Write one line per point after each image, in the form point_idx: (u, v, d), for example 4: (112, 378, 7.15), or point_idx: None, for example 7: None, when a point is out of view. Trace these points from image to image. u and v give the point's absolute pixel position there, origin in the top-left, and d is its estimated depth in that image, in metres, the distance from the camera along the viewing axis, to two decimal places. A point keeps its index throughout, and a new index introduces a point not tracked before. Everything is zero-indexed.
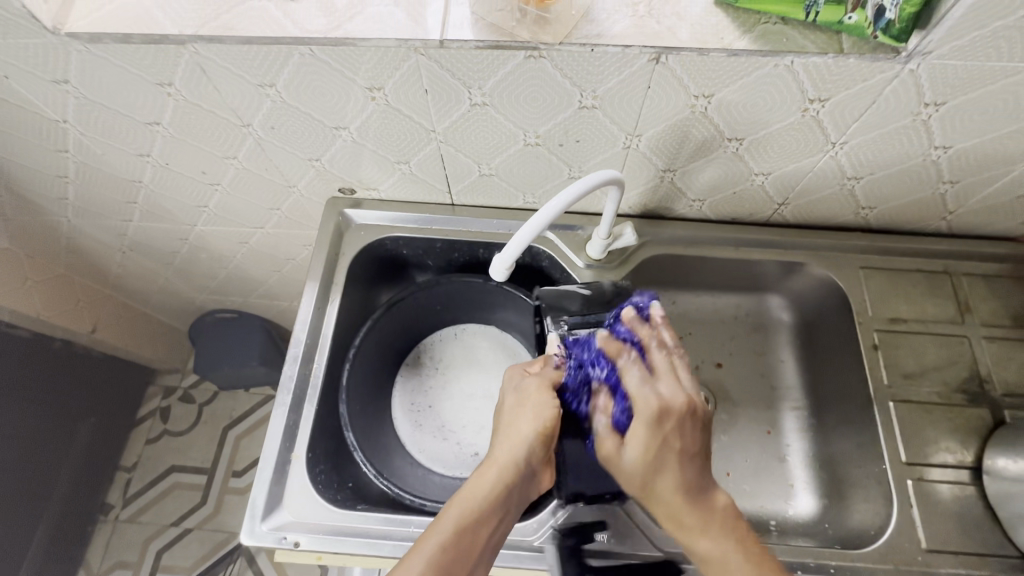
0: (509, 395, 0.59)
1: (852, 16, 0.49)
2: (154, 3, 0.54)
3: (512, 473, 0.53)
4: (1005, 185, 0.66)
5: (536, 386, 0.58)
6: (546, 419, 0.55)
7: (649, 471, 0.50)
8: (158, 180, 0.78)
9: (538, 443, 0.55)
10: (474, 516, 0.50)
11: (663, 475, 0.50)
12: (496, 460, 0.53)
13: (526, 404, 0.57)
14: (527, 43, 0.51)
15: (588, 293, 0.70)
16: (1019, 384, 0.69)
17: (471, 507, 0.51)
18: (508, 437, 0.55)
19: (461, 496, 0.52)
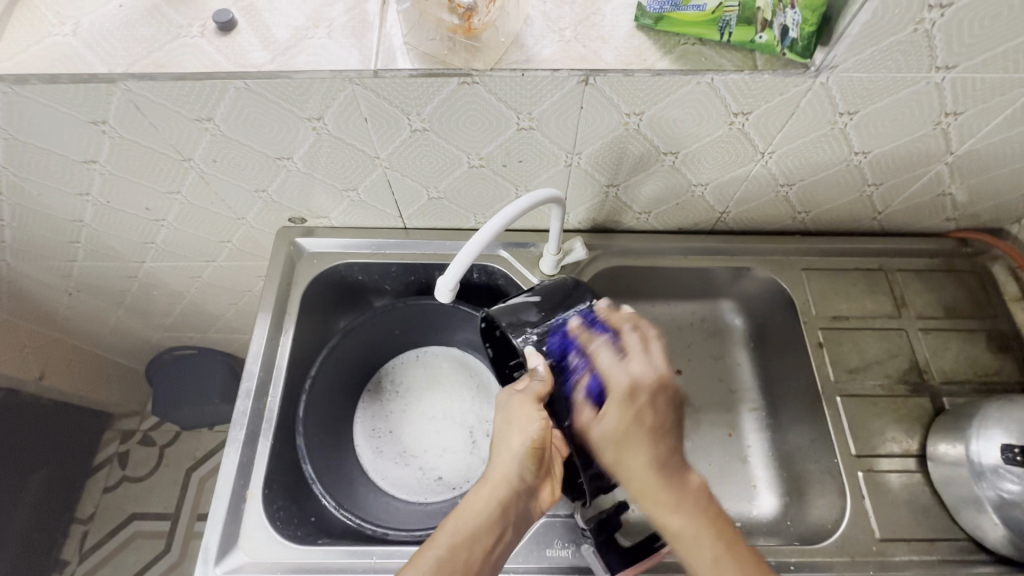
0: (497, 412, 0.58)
1: (762, 36, 0.52)
2: (83, 43, 0.53)
3: (505, 491, 0.53)
4: (923, 185, 0.70)
5: (521, 402, 0.56)
6: (535, 434, 0.54)
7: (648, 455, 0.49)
8: (101, 219, 0.76)
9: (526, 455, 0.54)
10: (466, 535, 0.50)
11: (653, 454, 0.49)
12: (488, 477, 0.54)
13: (513, 420, 0.55)
14: (460, 70, 0.52)
15: (538, 298, 0.62)
16: (955, 372, 0.73)
17: (467, 524, 0.51)
18: (498, 458, 0.54)
19: (454, 514, 0.52)
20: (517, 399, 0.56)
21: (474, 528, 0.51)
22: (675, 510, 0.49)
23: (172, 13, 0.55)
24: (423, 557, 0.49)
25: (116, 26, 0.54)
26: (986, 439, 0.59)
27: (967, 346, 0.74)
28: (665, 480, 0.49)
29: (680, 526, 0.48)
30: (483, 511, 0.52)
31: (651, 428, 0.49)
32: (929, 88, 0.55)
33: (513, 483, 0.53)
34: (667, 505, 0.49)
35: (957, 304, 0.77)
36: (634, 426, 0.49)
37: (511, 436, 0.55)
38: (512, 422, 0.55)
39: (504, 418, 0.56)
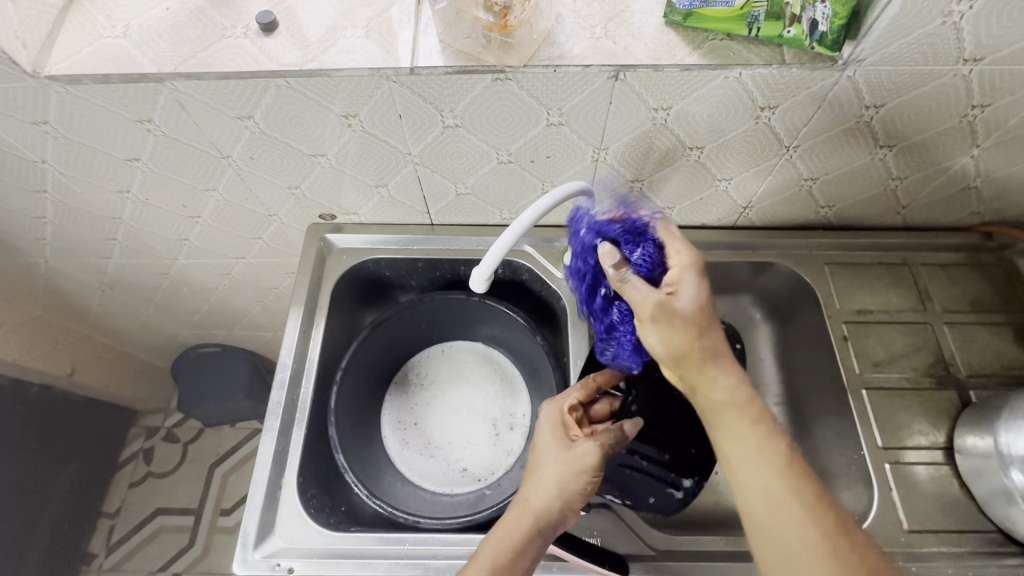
0: (551, 436, 0.59)
1: (790, 31, 0.53)
2: (131, 44, 0.55)
3: (543, 526, 0.54)
4: (950, 179, 0.70)
5: (589, 450, 0.56)
6: (586, 484, 0.55)
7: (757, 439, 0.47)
8: (139, 216, 0.79)
9: (575, 497, 0.55)
10: (502, 566, 0.52)
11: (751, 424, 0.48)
12: (526, 505, 0.55)
13: (566, 461, 0.56)
14: (493, 67, 0.54)
15: None
16: (981, 365, 0.73)
17: (506, 550, 0.52)
18: (541, 489, 0.55)
19: (496, 542, 0.53)
20: (586, 444, 0.56)
21: (513, 559, 0.52)
22: (757, 492, 0.46)
23: (216, 15, 0.57)
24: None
25: (163, 28, 0.56)
26: (1015, 430, 0.60)
27: (993, 340, 0.74)
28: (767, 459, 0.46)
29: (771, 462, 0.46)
30: (521, 542, 0.53)
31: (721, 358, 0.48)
32: (956, 80, 0.56)
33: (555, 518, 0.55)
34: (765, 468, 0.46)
35: (983, 298, 0.77)
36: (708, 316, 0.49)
37: (564, 475, 0.55)
38: (570, 462, 0.56)
39: (558, 451, 0.57)
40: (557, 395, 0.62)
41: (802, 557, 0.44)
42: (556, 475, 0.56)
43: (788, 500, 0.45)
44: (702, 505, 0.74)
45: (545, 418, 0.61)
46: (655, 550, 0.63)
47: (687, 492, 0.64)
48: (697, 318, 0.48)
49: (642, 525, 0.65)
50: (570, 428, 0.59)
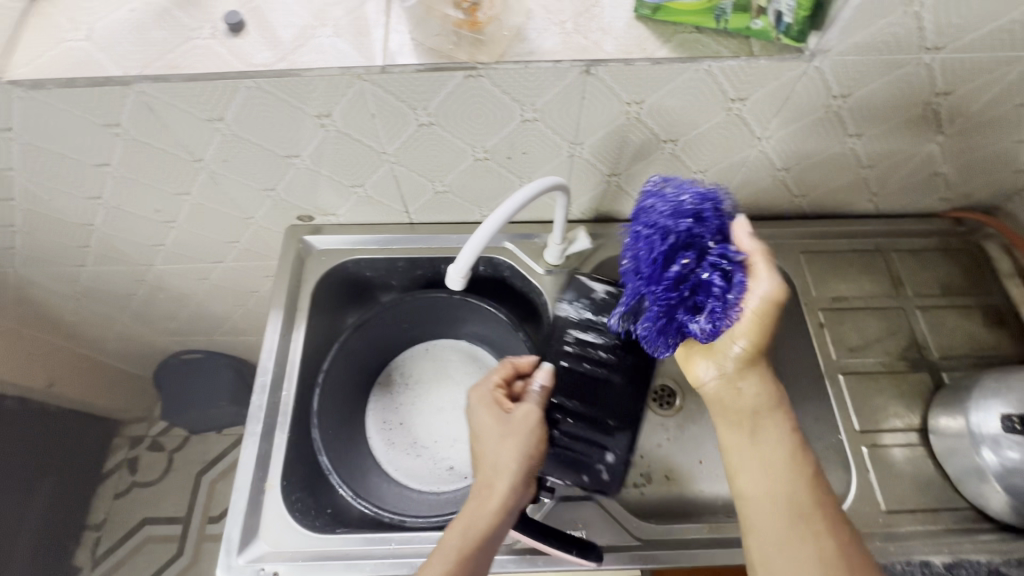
0: (487, 415, 0.61)
1: (757, 23, 0.53)
2: (95, 47, 0.54)
3: (509, 498, 0.56)
4: (919, 166, 0.72)
5: (525, 415, 0.61)
6: (535, 446, 0.59)
7: (781, 456, 0.51)
8: (112, 222, 0.77)
9: (527, 458, 0.58)
10: (477, 542, 0.52)
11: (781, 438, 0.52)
12: (487, 483, 0.56)
13: (511, 432, 0.59)
14: (465, 64, 0.54)
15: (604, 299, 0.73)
16: (953, 347, 0.74)
17: (478, 527, 0.53)
18: (492, 466, 0.57)
19: (462, 524, 0.53)
20: (522, 411, 0.61)
21: (485, 534, 0.53)
22: (779, 501, 0.49)
23: (182, 16, 0.56)
24: (435, 565, 0.50)
25: (127, 30, 0.55)
26: (985, 409, 0.61)
27: (964, 322, 0.76)
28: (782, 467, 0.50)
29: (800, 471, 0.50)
30: (489, 517, 0.54)
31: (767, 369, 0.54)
32: (920, 68, 0.57)
33: (515, 484, 0.56)
34: (776, 484, 0.49)
35: (953, 283, 0.79)
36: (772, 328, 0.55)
37: (514, 445, 0.58)
38: (514, 432, 0.59)
39: (497, 427, 0.60)
40: (478, 380, 0.66)
41: (807, 556, 0.46)
42: (501, 447, 0.58)
43: (812, 509, 0.48)
44: (686, 494, 0.75)
45: (475, 403, 0.63)
46: (640, 540, 0.64)
47: (614, 464, 0.66)
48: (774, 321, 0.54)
49: (626, 515, 0.65)
50: (502, 403, 0.63)
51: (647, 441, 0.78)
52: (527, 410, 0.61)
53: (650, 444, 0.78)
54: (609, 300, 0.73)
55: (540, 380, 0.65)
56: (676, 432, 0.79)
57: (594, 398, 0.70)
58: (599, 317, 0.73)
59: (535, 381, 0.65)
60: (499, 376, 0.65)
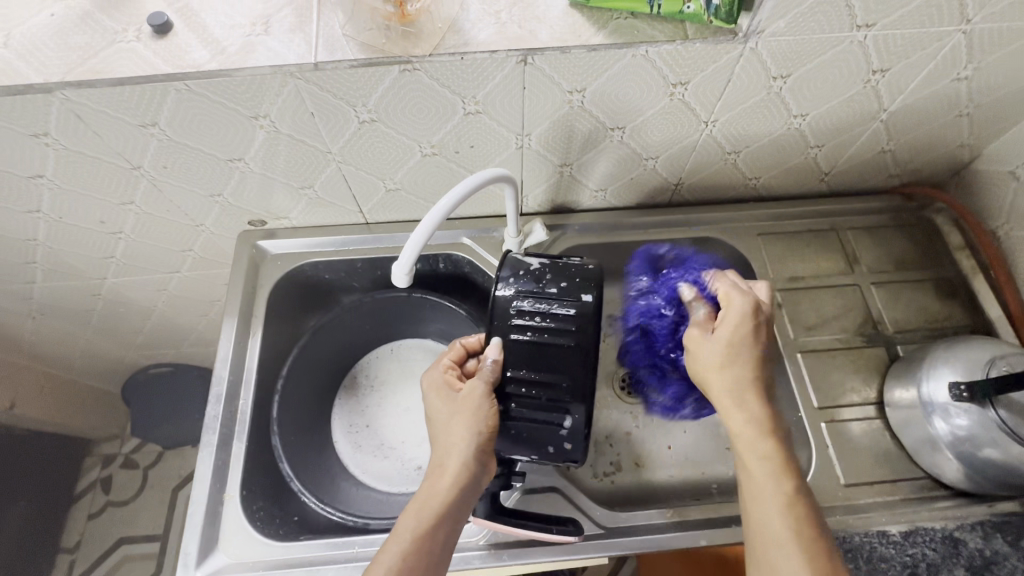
0: (438, 398, 0.61)
1: (690, 6, 0.53)
2: (15, 54, 0.53)
3: (460, 477, 0.55)
4: (865, 143, 0.72)
5: (473, 390, 0.58)
6: (485, 419, 0.58)
7: (773, 467, 0.53)
8: (56, 236, 0.75)
9: (475, 435, 0.57)
10: (427, 526, 0.53)
11: (775, 450, 0.54)
12: (439, 467, 0.56)
13: (458, 411, 0.58)
14: (399, 58, 0.53)
15: (549, 263, 0.62)
16: (907, 321, 0.76)
17: (426, 513, 0.54)
18: (442, 448, 0.57)
19: (415, 511, 0.54)
20: (468, 387, 0.59)
21: (437, 516, 0.54)
22: (774, 531, 0.50)
23: (105, 18, 0.55)
24: (387, 554, 0.52)
25: (48, 36, 0.53)
26: (936, 380, 0.63)
27: (917, 296, 0.77)
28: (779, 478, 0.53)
29: (780, 499, 0.52)
30: (441, 499, 0.54)
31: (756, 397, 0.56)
32: (854, 47, 0.58)
33: (465, 462, 0.55)
34: (770, 496, 0.52)
35: (907, 257, 0.80)
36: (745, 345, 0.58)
37: (461, 423, 0.57)
38: (461, 411, 0.58)
39: (447, 409, 0.59)
40: (430, 366, 0.64)
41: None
42: (450, 428, 0.57)
43: (795, 533, 0.50)
44: (655, 479, 0.75)
45: (426, 387, 0.62)
46: (606, 528, 0.64)
47: (578, 429, 0.59)
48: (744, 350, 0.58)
49: (591, 503, 0.66)
50: (454, 384, 0.61)
51: (615, 429, 0.78)
52: (473, 387, 0.59)
53: (618, 432, 0.78)
54: (548, 268, 0.62)
55: (490, 355, 0.59)
56: (643, 419, 0.79)
57: (545, 370, 0.58)
58: (544, 285, 0.61)
59: (487, 357, 0.60)
60: (450, 359, 0.64)
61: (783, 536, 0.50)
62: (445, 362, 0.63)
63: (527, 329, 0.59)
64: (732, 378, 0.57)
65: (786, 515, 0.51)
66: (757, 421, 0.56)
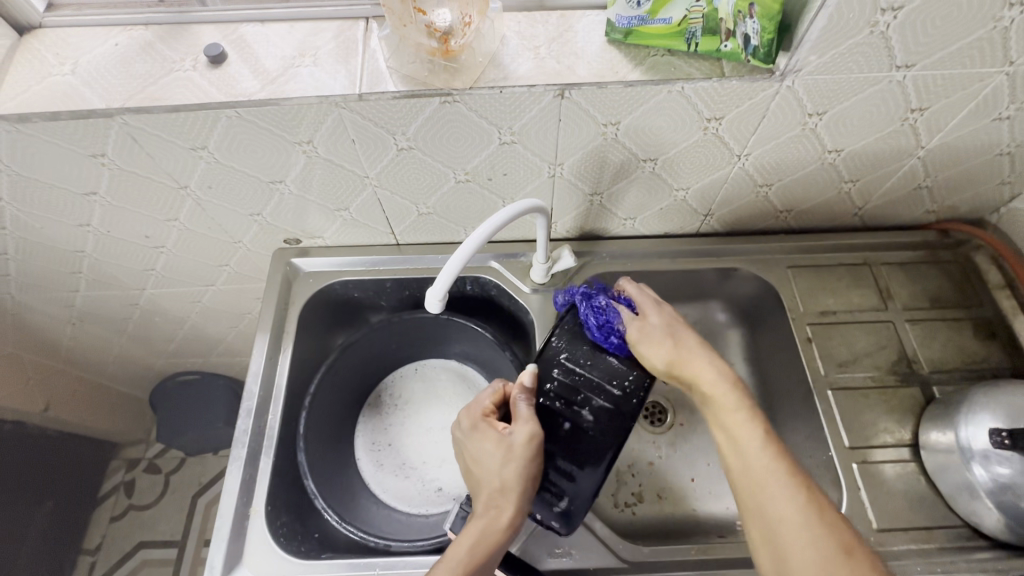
0: (486, 438, 0.61)
1: (727, 45, 0.54)
2: (80, 81, 0.56)
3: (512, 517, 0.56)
4: (901, 179, 0.72)
5: (522, 434, 0.60)
6: (533, 464, 0.60)
7: (750, 419, 0.55)
8: (102, 249, 0.78)
9: (527, 481, 0.59)
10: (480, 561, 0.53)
11: (740, 400, 0.57)
12: (490, 505, 0.57)
13: (510, 454, 0.59)
14: (440, 90, 0.55)
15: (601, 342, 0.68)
16: (943, 360, 0.74)
17: (482, 548, 0.54)
18: (495, 487, 0.58)
19: (467, 545, 0.54)
20: (518, 430, 0.60)
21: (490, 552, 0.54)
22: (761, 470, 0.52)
23: (165, 49, 0.58)
24: None
25: (112, 64, 0.57)
26: (975, 424, 0.61)
27: (954, 335, 0.75)
28: (786, 467, 0.52)
29: (766, 449, 0.53)
30: (495, 538, 0.55)
31: (715, 376, 0.59)
32: (892, 86, 0.57)
33: (519, 505, 0.57)
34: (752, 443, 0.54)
35: (942, 294, 0.78)
36: (671, 342, 0.63)
37: (513, 464, 0.59)
38: (513, 451, 0.59)
39: (497, 448, 0.60)
40: (471, 402, 0.65)
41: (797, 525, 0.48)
42: (504, 471, 0.58)
43: (779, 472, 0.51)
44: (678, 513, 0.74)
45: (470, 423, 0.63)
46: (630, 564, 0.63)
47: (570, 511, 0.61)
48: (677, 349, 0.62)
49: (614, 536, 0.65)
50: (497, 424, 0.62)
51: (637, 459, 0.78)
52: (527, 432, 0.60)
53: (640, 462, 0.78)
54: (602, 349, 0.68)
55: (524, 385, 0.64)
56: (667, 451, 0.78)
57: (582, 451, 0.63)
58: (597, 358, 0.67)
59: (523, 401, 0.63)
60: (491, 400, 0.65)
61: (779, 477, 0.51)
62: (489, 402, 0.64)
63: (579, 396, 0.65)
64: (688, 354, 0.62)
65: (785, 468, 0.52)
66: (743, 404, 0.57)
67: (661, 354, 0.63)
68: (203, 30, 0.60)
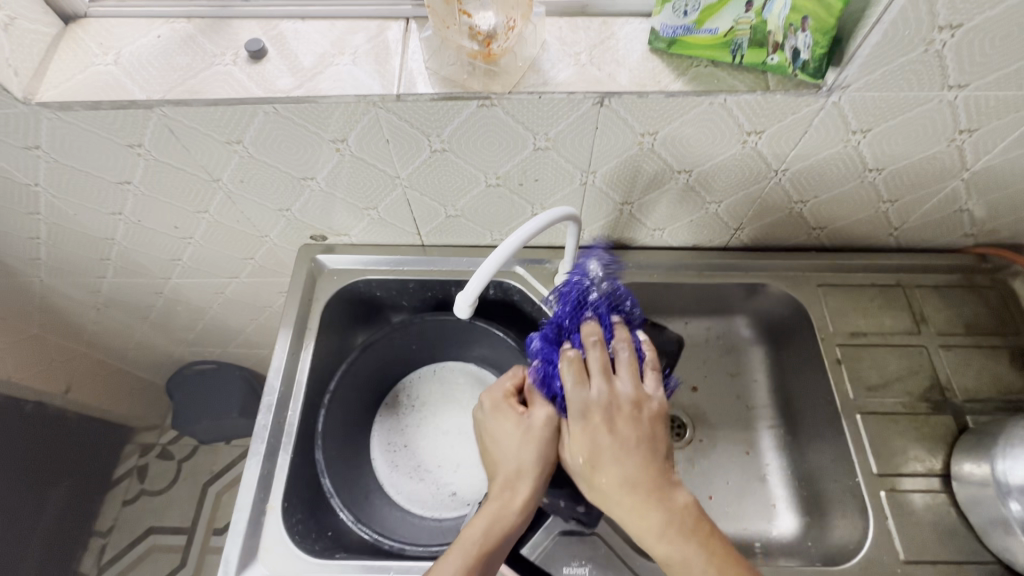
0: (503, 421, 0.60)
1: (774, 58, 0.53)
2: (123, 72, 0.56)
3: (527, 502, 0.56)
4: (942, 201, 0.70)
5: (540, 419, 0.59)
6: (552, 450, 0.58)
7: (669, 522, 0.50)
8: (132, 237, 0.79)
9: (546, 464, 0.57)
10: (493, 541, 0.53)
11: (654, 491, 0.51)
12: (507, 487, 0.56)
13: (530, 438, 0.58)
14: (478, 93, 0.54)
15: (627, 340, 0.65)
16: (978, 388, 0.71)
17: (494, 530, 0.54)
18: (513, 470, 0.57)
19: (484, 523, 0.54)
20: (538, 414, 0.59)
21: (502, 533, 0.54)
22: (673, 548, 0.50)
23: (206, 43, 0.58)
24: (451, 561, 0.52)
25: (154, 55, 0.57)
26: (1012, 458, 0.58)
27: (990, 364, 0.73)
28: (693, 545, 0.49)
29: (695, 549, 0.49)
30: (509, 521, 0.55)
31: (630, 434, 0.52)
32: (942, 106, 0.56)
33: (537, 487, 0.56)
34: (658, 541, 0.50)
35: (978, 320, 0.76)
36: (612, 405, 0.53)
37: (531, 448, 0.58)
38: (531, 436, 0.58)
39: (516, 432, 0.59)
40: (491, 385, 0.64)
41: None
42: (522, 453, 0.58)
43: (702, 569, 0.49)
44: None
45: (489, 406, 0.62)
46: None
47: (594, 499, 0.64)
48: (622, 411, 0.53)
49: (632, 553, 0.63)
50: (517, 408, 0.61)
51: None
52: (545, 416, 0.59)
53: None
54: None
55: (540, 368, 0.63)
56: (686, 467, 0.77)
57: None
58: None
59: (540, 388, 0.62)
60: (512, 382, 0.64)
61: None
62: (509, 386, 0.63)
63: None
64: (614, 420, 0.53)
65: (704, 555, 0.49)
66: (631, 483, 0.51)
67: (573, 452, 0.54)
68: (244, 25, 0.60)
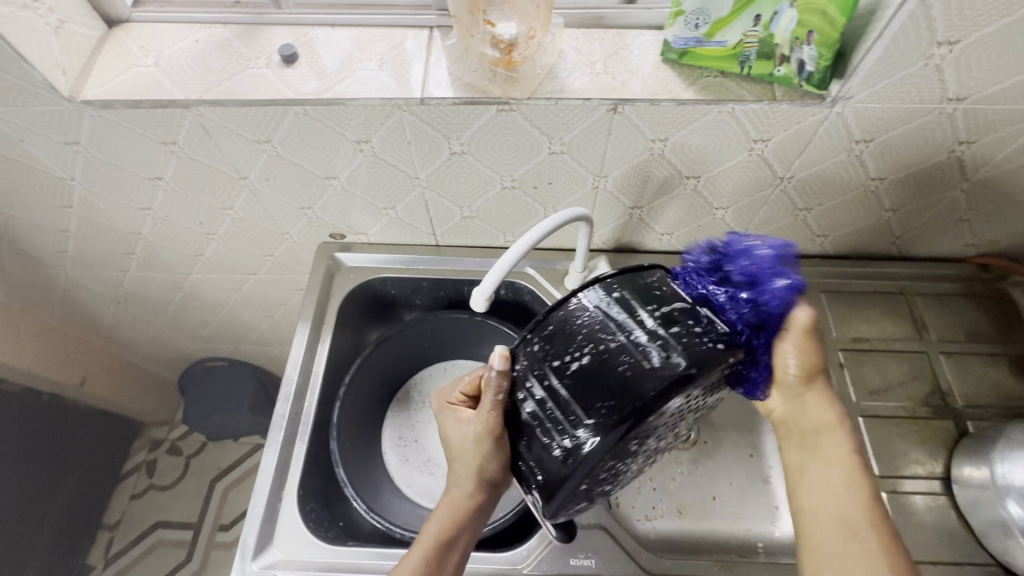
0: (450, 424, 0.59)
1: (780, 70, 0.56)
2: (162, 73, 0.60)
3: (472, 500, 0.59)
4: (944, 211, 0.72)
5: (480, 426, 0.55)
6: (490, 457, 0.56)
7: (852, 463, 0.54)
8: (158, 232, 0.82)
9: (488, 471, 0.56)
10: (442, 540, 0.57)
11: (845, 440, 0.55)
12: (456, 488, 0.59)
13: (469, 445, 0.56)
14: (499, 98, 0.57)
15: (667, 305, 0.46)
16: (978, 395, 0.73)
17: (444, 531, 0.57)
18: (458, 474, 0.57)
19: (436, 524, 0.57)
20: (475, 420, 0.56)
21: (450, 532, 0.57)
22: (847, 485, 0.52)
23: (240, 47, 0.61)
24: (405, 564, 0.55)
25: (192, 58, 0.60)
26: (1011, 461, 0.59)
27: (990, 371, 0.75)
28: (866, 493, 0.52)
29: (857, 492, 0.52)
30: (455, 520, 0.58)
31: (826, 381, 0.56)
32: (942, 118, 0.58)
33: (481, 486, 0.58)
34: (838, 477, 0.53)
35: (979, 328, 0.78)
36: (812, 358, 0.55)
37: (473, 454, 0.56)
38: (471, 444, 0.56)
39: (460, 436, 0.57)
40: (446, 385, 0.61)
41: None
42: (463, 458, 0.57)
43: (867, 522, 0.50)
44: (704, 529, 0.71)
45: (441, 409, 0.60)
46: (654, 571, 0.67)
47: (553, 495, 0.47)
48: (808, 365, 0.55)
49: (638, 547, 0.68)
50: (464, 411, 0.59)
51: None
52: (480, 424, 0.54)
53: (663, 476, 0.74)
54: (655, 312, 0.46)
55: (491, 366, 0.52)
56: (687, 467, 0.75)
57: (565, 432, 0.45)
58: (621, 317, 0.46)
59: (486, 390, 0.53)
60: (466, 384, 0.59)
61: (859, 528, 0.50)
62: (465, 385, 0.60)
63: (562, 377, 0.47)
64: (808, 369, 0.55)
65: (864, 507, 0.51)
66: (825, 422, 0.56)
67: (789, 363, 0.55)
68: (275, 30, 0.63)
